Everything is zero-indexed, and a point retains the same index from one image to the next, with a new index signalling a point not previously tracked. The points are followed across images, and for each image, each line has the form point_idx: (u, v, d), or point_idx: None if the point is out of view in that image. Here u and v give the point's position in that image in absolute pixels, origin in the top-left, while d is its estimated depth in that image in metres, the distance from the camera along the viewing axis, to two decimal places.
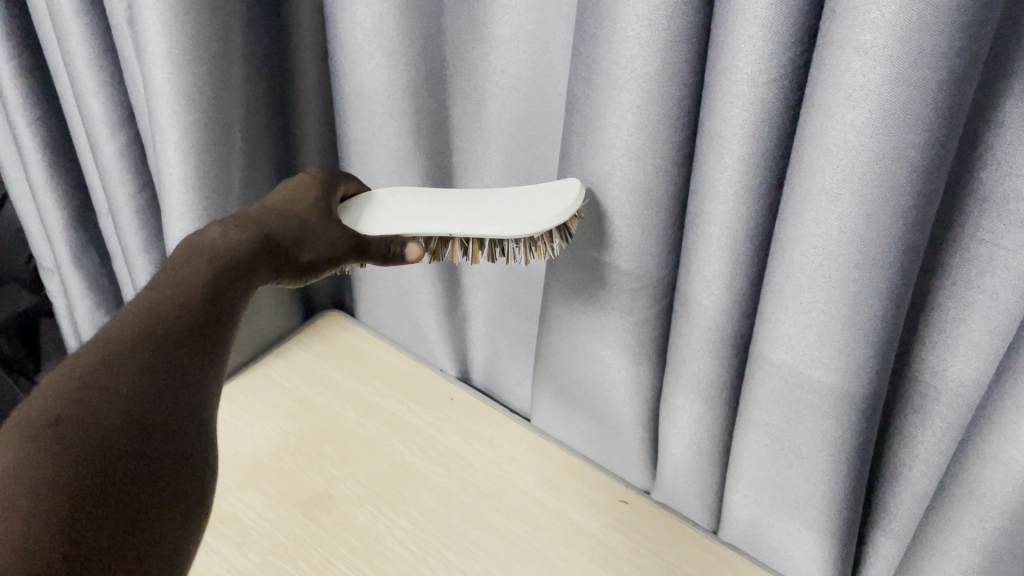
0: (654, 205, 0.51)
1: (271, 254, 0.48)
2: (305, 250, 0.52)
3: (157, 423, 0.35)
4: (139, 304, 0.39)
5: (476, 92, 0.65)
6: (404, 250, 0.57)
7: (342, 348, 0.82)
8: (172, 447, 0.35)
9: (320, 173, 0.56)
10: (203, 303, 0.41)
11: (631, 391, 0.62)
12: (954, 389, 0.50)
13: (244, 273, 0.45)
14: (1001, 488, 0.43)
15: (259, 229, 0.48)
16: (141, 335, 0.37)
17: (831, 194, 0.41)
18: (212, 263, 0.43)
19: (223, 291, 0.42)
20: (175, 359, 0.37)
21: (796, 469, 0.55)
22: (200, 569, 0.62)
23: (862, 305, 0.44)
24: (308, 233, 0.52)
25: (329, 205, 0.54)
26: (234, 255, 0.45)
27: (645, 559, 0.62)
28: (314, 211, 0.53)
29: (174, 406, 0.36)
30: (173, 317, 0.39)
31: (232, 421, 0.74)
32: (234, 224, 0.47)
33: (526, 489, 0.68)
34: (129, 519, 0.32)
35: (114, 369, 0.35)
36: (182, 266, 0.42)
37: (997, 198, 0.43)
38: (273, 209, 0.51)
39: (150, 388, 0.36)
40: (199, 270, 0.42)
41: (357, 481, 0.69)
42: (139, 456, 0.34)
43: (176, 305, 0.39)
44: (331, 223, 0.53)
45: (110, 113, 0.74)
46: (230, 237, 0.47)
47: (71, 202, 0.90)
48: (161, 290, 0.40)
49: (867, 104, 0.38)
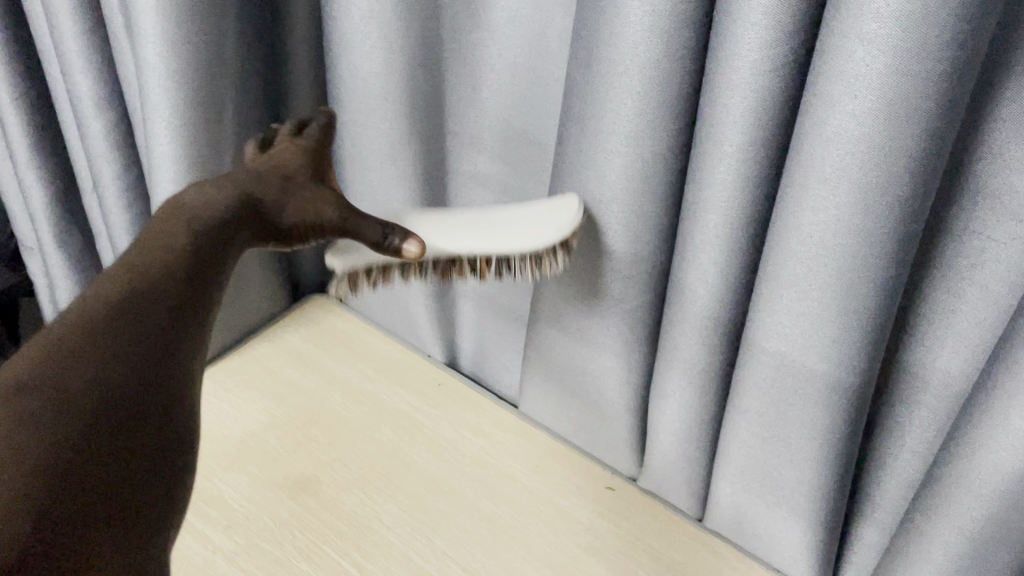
0: (650, 191, 0.51)
1: (255, 220, 0.44)
2: (284, 215, 0.45)
3: (143, 403, 0.32)
4: (123, 269, 0.35)
5: (472, 76, 0.65)
6: (403, 244, 0.48)
7: (328, 332, 0.82)
8: (163, 419, 0.33)
9: (313, 130, 0.51)
10: (193, 262, 0.37)
11: (621, 377, 0.63)
12: (942, 380, 0.51)
13: (230, 236, 0.41)
14: (990, 475, 0.44)
15: (243, 191, 0.43)
16: (128, 299, 0.34)
17: (829, 183, 0.41)
18: (194, 224, 0.39)
19: (213, 251, 0.39)
20: (167, 325, 0.34)
21: (786, 457, 0.55)
22: (185, 550, 0.62)
23: (855, 294, 0.45)
24: (293, 195, 0.46)
25: (319, 166, 0.49)
26: (217, 221, 0.40)
27: (631, 545, 0.63)
28: (303, 173, 0.48)
29: (160, 383, 0.33)
30: (164, 279, 0.36)
31: (218, 403, 0.74)
32: (215, 184, 0.43)
33: (514, 474, 0.68)
34: (109, 511, 0.29)
35: (102, 328, 0.33)
36: (167, 223, 0.38)
37: (991, 191, 0.44)
38: (256, 170, 0.46)
39: (137, 358, 0.33)
40: (181, 230, 0.38)
41: (345, 465, 0.69)
42: (122, 438, 0.31)
43: (162, 267, 0.36)
44: (321, 182, 0.48)
45: (97, 90, 0.72)
46: (211, 196, 0.41)
47: (56, 181, 0.88)
48: (146, 251, 0.37)
49: (868, 93, 0.38)
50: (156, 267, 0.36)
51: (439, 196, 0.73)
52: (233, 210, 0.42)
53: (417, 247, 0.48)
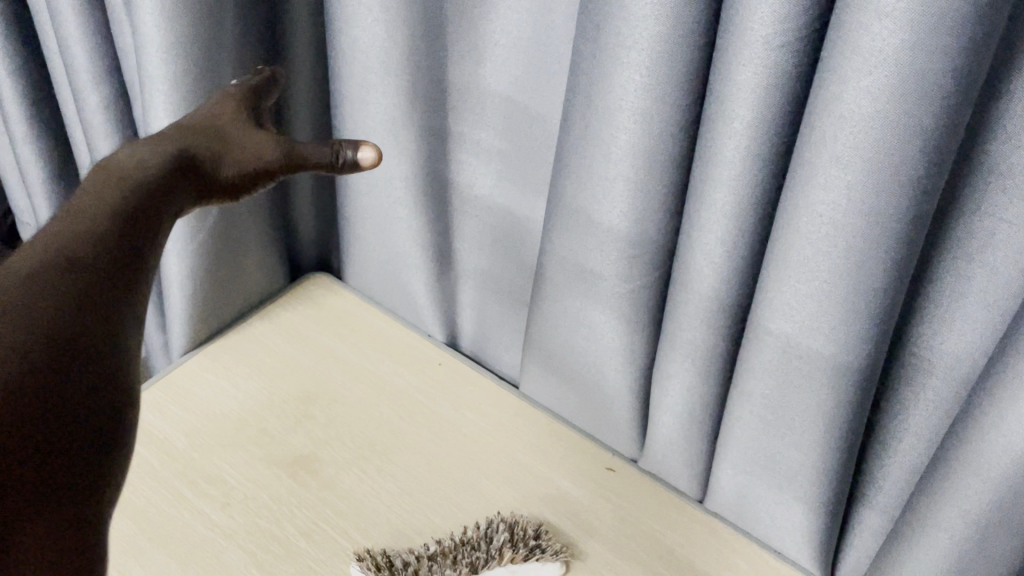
0: (656, 169, 0.50)
1: (193, 174, 0.42)
2: (223, 167, 0.43)
3: (67, 367, 0.30)
4: (45, 236, 0.34)
5: (475, 52, 0.64)
6: (357, 155, 0.46)
7: (327, 311, 0.81)
8: (96, 372, 0.30)
9: (240, 85, 0.49)
10: (123, 224, 0.35)
11: (623, 358, 0.62)
12: (948, 363, 0.51)
13: (165, 196, 0.39)
14: (998, 459, 0.43)
15: (171, 148, 0.42)
16: (45, 264, 0.32)
17: (842, 161, 0.41)
18: (124, 183, 0.38)
19: (144, 214, 0.37)
20: (94, 282, 0.33)
21: (789, 439, 0.55)
22: (183, 527, 0.62)
23: (863, 274, 0.44)
24: (229, 145, 0.44)
25: (253, 117, 0.47)
26: (150, 176, 0.39)
27: (630, 525, 0.63)
28: (236, 123, 0.45)
29: (90, 346, 0.31)
30: (85, 242, 0.34)
31: (215, 380, 0.73)
32: (142, 143, 0.41)
33: (513, 455, 0.68)
34: (30, 484, 0.27)
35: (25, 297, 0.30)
36: (96, 187, 0.37)
37: (1003, 171, 0.43)
38: (184, 125, 0.44)
39: (56, 324, 0.30)
40: (108, 193, 0.37)
41: (343, 443, 0.68)
42: (42, 404, 0.28)
43: (86, 232, 0.34)
44: (257, 133, 0.45)
45: (94, 63, 0.71)
46: (142, 154, 0.40)
47: (53, 156, 0.87)
48: (72, 217, 0.35)
49: (885, 68, 0.37)
50: (80, 232, 0.34)
51: (441, 174, 0.72)
52: (161, 166, 0.40)
53: (373, 153, 0.46)
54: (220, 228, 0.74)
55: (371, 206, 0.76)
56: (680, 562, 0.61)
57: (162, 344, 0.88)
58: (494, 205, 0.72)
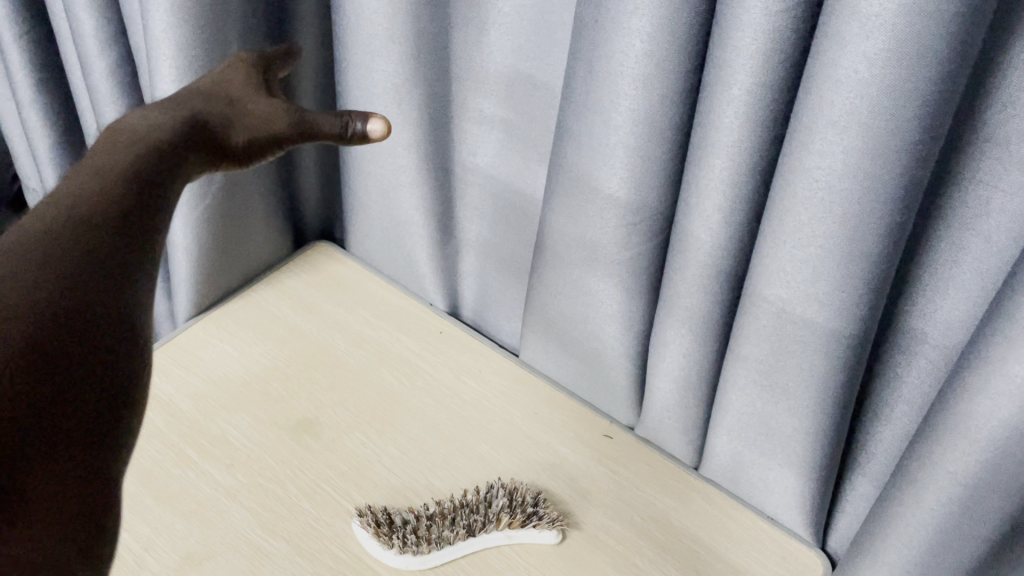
0: (656, 136, 0.51)
1: (204, 139, 0.41)
2: (232, 135, 0.43)
3: (72, 342, 0.29)
4: (53, 204, 0.33)
5: (479, 20, 0.64)
6: (366, 127, 0.45)
7: (331, 279, 0.82)
8: (109, 335, 0.30)
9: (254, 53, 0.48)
10: (133, 191, 0.35)
11: (623, 325, 0.63)
12: (942, 331, 0.51)
13: (173, 163, 0.38)
14: (986, 421, 0.44)
15: (183, 113, 0.41)
16: (53, 234, 0.31)
17: (838, 127, 0.41)
18: (134, 147, 0.37)
19: (156, 176, 0.36)
20: (107, 243, 0.32)
21: (783, 404, 0.56)
22: (187, 487, 0.63)
23: (858, 240, 0.45)
24: (240, 111, 0.44)
25: (267, 86, 0.47)
26: (160, 140, 0.38)
27: (627, 490, 0.64)
28: (247, 92, 0.45)
29: (100, 317, 0.30)
30: (98, 206, 0.33)
31: (220, 345, 0.74)
32: (154, 108, 0.41)
33: (512, 422, 0.69)
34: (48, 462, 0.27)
35: (35, 256, 0.30)
36: (103, 152, 0.36)
37: (999, 139, 0.43)
38: (197, 91, 0.44)
39: (68, 279, 0.30)
40: (119, 156, 0.36)
41: (345, 406, 0.70)
42: (39, 389, 0.27)
43: (92, 199, 0.33)
44: (267, 101, 0.45)
45: (100, 27, 0.72)
46: (153, 121, 0.39)
47: (59, 121, 0.88)
48: (83, 178, 0.35)
49: (882, 33, 0.38)
50: (92, 196, 0.33)
51: (444, 142, 0.73)
52: (171, 132, 0.39)
53: (382, 125, 0.45)
54: (225, 194, 0.75)
55: (374, 173, 0.77)
56: (674, 527, 0.62)
57: (168, 311, 0.89)
58: (496, 174, 0.72)
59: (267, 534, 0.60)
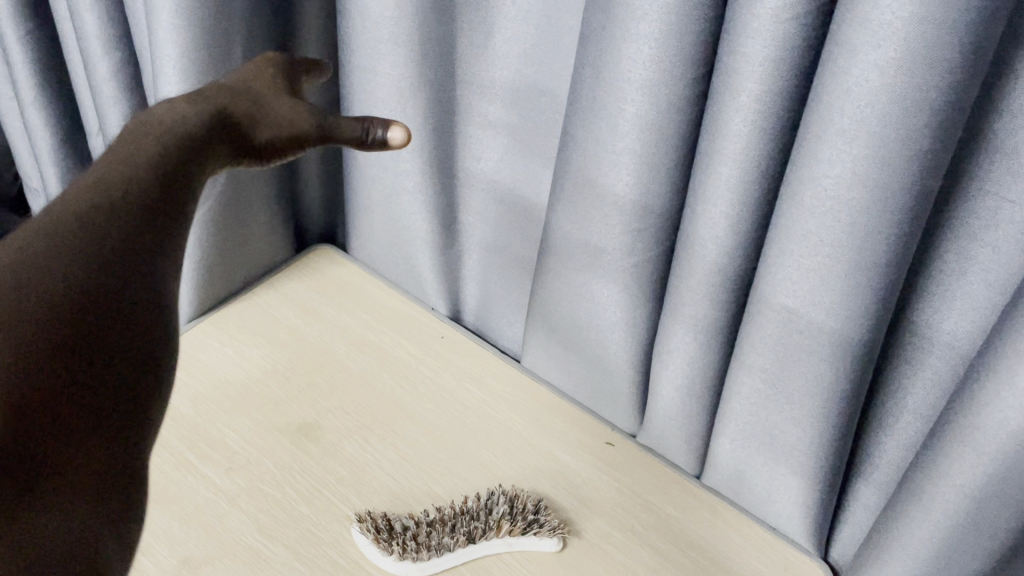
0: (664, 142, 0.51)
1: (226, 134, 0.41)
2: (259, 130, 0.42)
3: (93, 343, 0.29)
4: (77, 193, 0.32)
5: (485, 24, 0.64)
6: (386, 134, 0.45)
7: (332, 282, 0.81)
8: (127, 339, 0.30)
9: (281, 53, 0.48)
10: (161, 182, 0.34)
11: (626, 331, 0.63)
12: (947, 341, 0.51)
13: (203, 152, 0.38)
14: (994, 434, 0.44)
15: (209, 105, 0.41)
16: (78, 223, 0.31)
17: (848, 136, 0.41)
18: (166, 137, 0.36)
19: (184, 164, 0.36)
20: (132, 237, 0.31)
21: (787, 414, 0.55)
22: (185, 490, 0.62)
23: (868, 249, 0.44)
24: (266, 108, 0.43)
25: (293, 84, 0.46)
26: (192, 131, 0.38)
27: (627, 499, 0.64)
28: (275, 90, 0.45)
29: (125, 328, 0.30)
30: (124, 192, 0.32)
31: (220, 347, 0.74)
32: (181, 100, 0.40)
33: (515, 428, 0.69)
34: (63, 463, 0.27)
35: (68, 252, 0.30)
36: (135, 139, 0.36)
37: (1009, 149, 0.43)
38: (226, 86, 0.43)
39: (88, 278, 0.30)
40: (149, 144, 0.35)
41: (344, 412, 0.69)
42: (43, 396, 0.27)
43: (117, 189, 0.33)
44: (294, 101, 0.44)
45: (105, 28, 0.71)
46: (182, 112, 0.39)
47: (60, 121, 0.87)
48: (110, 166, 0.34)
49: (893, 43, 0.38)
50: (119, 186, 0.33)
51: (448, 145, 0.72)
52: (200, 126, 0.39)
53: (402, 133, 0.45)
54: (226, 194, 0.75)
55: (377, 177, 0.76)
56: (676, 533, 0.62)
57: None
58: (500, 179, 0.72)
59: (265, 539, 0.60)
